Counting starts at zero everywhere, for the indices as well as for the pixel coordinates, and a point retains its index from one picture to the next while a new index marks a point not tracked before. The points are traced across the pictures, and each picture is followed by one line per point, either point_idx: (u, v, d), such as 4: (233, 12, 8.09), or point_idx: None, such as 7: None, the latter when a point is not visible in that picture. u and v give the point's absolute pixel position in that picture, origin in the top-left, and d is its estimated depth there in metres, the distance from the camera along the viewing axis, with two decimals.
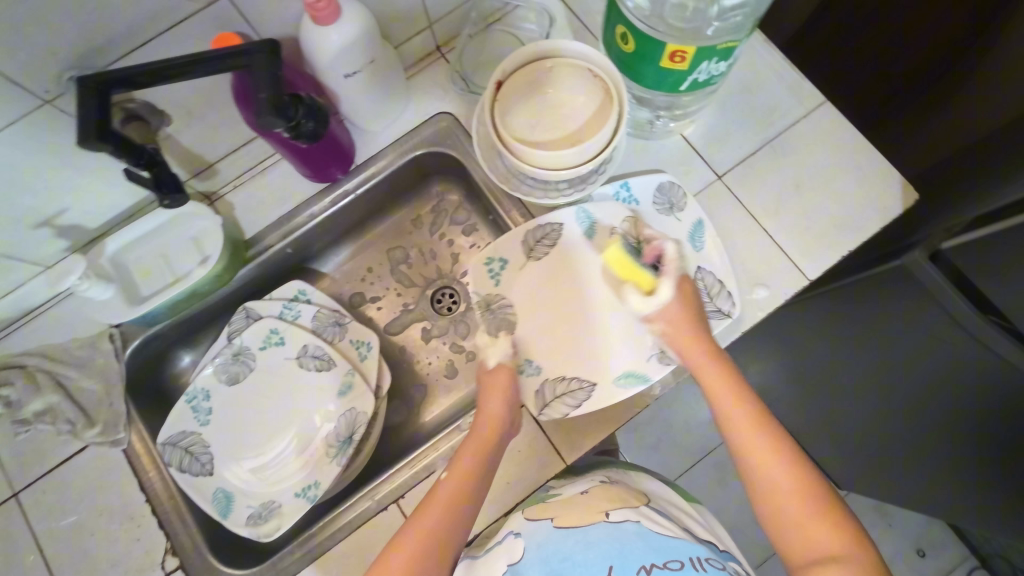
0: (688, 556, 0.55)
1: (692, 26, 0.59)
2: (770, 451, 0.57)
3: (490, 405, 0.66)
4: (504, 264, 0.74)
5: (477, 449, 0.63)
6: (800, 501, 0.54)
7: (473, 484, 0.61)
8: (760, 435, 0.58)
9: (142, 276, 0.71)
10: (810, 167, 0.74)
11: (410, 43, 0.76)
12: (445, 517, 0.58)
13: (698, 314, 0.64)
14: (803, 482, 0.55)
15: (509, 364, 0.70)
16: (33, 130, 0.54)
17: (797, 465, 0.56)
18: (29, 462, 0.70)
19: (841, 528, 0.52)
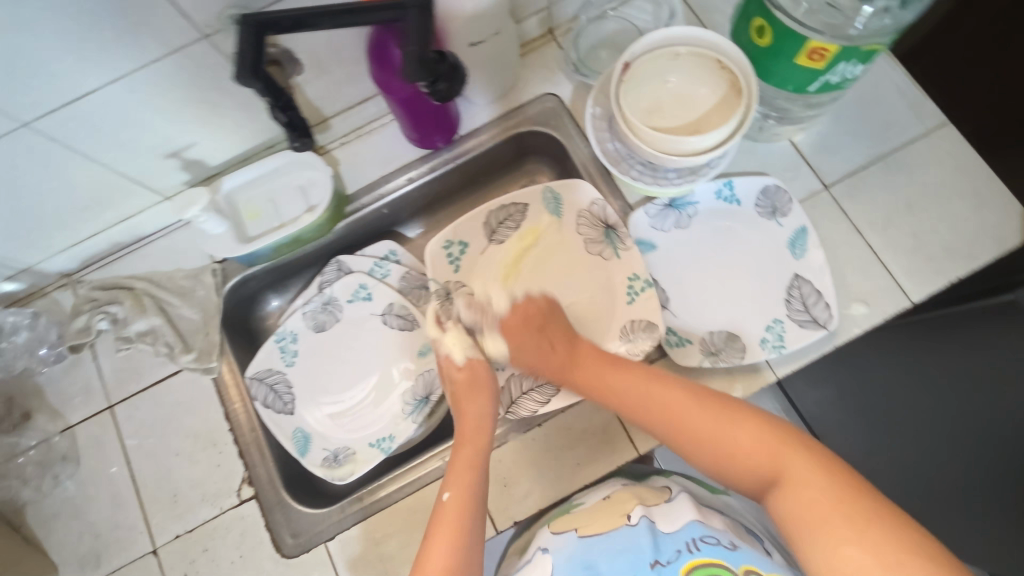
0: (684, 541, 0.57)
1: (834, 26, 0.58)
2: (677, 405, 0.59)
3: (468, 416, 0.66)
4: (464, 248, 0.77)
5: (469, 460, 0.62)
6: (731, 433, 0.55)
7: (474, 495, 0.59)
8: (660, 396, 0.60)
9: (250, 217, 0.74)
10: (924, 187, 0.71)
11: (528, 22, 0.76)
12: (459, 535, 0.56)
13: (542, 323, 0.70)
14: (722, 412, 0.57)
15: (481, 356, 0.69)
16: (186, 62, 0.58)
17: (709, 403, 0.58)
18: (127, 378, 0.74)
19: (777, 438, 0.53)
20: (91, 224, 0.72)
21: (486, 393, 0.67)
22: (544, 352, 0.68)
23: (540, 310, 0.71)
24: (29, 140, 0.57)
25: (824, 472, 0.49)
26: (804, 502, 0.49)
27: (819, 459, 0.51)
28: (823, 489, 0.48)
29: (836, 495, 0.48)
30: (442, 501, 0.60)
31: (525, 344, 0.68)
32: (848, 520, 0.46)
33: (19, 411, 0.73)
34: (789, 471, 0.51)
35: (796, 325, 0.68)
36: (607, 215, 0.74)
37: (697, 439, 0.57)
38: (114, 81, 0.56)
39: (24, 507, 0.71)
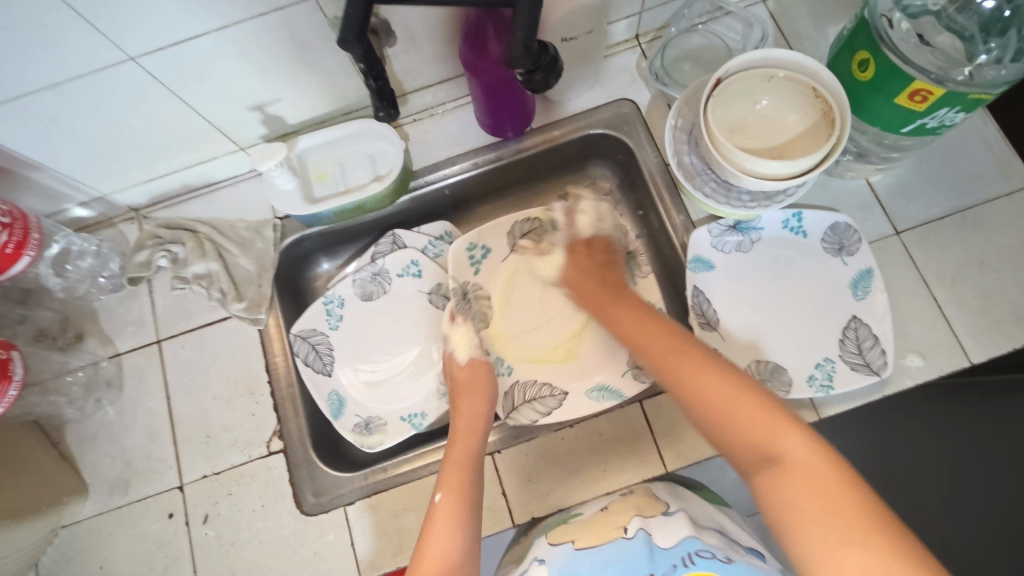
0: (680, 555, 0.54)
1: (943, 69, 0.57)
2: (690, 367, 0.57)
3: (462, 414, 0.68)
4: (485, 255, 0.79)
5: (460, 460, 0.63)
6: (732, 406, 0.53)
7: (468, 492, 0.60)
8: (676, 354, 0.60)
9: (318, 178, 0.75)
10: (1001, 247, 0.69)
11: (617, 25, 0.76)
12: (451, 538, 0.56)
13: (597, 271, 0.74)
14: (729, 380, 0.55)
15: (482, 357, 0.74)
16: (290, 19, 0.59)
17: (723, 367, 0.57)
18: (178, 316, 0.77)
19: (782, 419, 0.50)
20: (166, 163, 0.74)
21: (481, 395, 0.70)
22: (594, 292, 0.73)
23: (602, 253, 0.77)
24: (131, 74, 0.59)
25: (822, 465, 0.46)
26: (796, 488, 0.46)
27: (822, 451, 0.47)
28: (818, 482, 0.45)
29: (832, 491, 0.45)
30: (434, 502, 0.60)
31: (577, 271, 0.75)
32: (839, 520, 0.43)
33: (72, 331, 0.76)
34: (786, 454, 0.48)
35: (847, 367, 0.67)
36: (628, 242, 0.79)
37: (699, 401, 0.55)
38: (219, 28, 0.57)
39: (65, 425, 0.73)
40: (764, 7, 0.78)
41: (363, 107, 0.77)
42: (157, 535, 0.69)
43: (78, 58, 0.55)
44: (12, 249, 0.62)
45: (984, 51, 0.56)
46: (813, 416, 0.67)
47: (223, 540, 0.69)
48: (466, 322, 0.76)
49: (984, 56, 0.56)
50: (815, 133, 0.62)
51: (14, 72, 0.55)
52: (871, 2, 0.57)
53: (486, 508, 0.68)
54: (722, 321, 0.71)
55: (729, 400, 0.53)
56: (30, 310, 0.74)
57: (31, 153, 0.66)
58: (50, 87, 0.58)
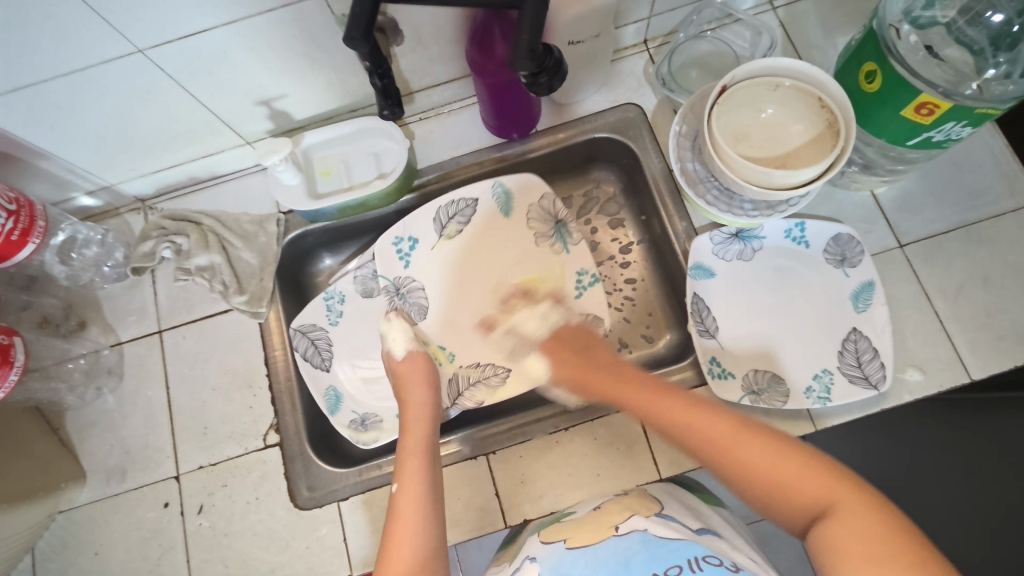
0: (685, 557, 0.52)
1: (951, 82, 0.57)
2: (718, 431, 0.54)
3: (409, 406, 0.68)
4: (413, 244, 0.79)
5: (415, 447, 0.63)
6: (776, 472, 0.49)
7: (425, 477, 0.60)
8: (698, 423, 0.56)
9: (322, 174, 0.75)
10: (1006, 264, 0.68)
11: (625, 30, 0.76)
12: (416, 527, 0.56)
13: (593, 355, 0.70)
14: (759, 440, 0.52)
15: (418, 348, 0.73)
16: (298, 15, 0.59)
17: (749, 429, 0.53)
18: (180, 307, 0.77)
19: (830, 481, 0.47)
20: (173, 156, 0.75)
21: (424, 382, 0.70)
22: (587, 382, 0.68)
23: (580, 339, 0.73)
24: (139, 66, 0.60)
25: (878, 516, 0.43)
26: (854, 554, 0.42)
27: (877, 507, 0.44)
28: (879, 545, 0.42)
29: (896, 554, 0.41)
30: (393, 495, 0.59)
31: (564, 362, 0.70)
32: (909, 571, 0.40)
33: (75, 319, 0.76)
34: (841, 516, 0.44)
35: (846, 379, 0.66)
36: (556, 209, 0.78)
37: (734, 469, 0.52)
38: (229, 23, 0.58)
39: (65, 411, 0.74)
40: (774, 15, 0.78)
41: (368, 105, 0.78)
42: (152, 524, 0.70)
43: (89, 49, 0.56)
44: (18, 236, 0.63)
45: (993, 66, 0.56)
46: (809, 426, 0.66)
47: (216, 531, 0.69)
48: (397, 319, 0.75)
49: (992, 71, 0.56)
50: (820, 142, 0.62)
51: (26, 61, 0.55)
52: (879, 14, 0.57)
53: (478, 508, 0.68)
54: (721, 329, 0.71)
55: (765, 462, 0.50)
56: (35, 297, 0.75)
57: (40, 141, 0.66)
58: (60, 76, 0.58)
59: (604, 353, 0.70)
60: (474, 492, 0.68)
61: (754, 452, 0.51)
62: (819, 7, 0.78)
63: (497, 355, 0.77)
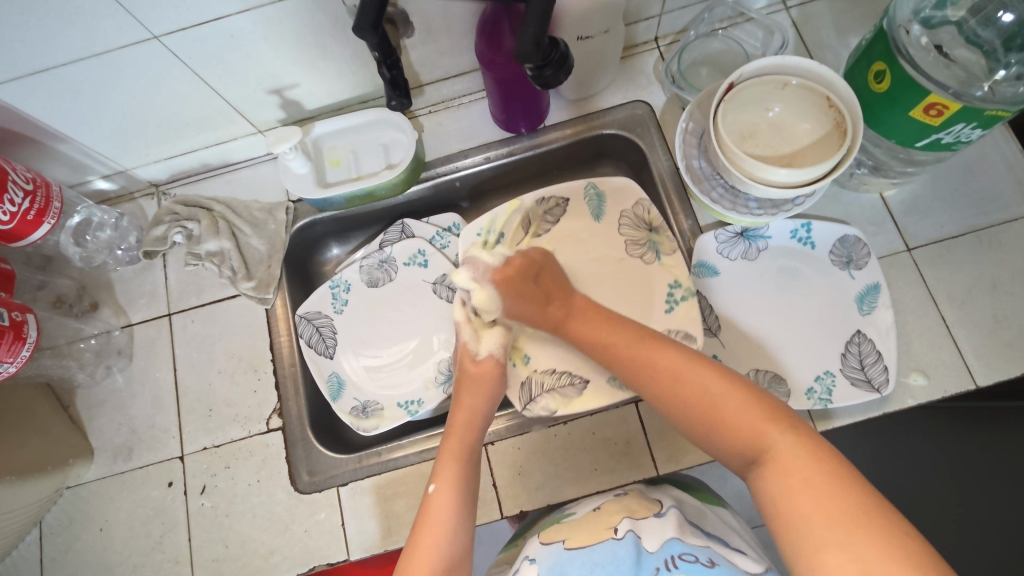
0: (663, 558, 0.52)
1: (961, 83, 0.56)
2: (667, 367, 0.57)
3: (462, 405, 0.67)
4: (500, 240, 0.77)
5: (455, 452, 0.62)
6: (708, 404, 0.53)
7: (463, 483, 0.60)
8: (650, 358, 0.59)
9: (332, 164, 0.77)
10: (1015, 270, 0.67)
11: (636, 27, 0.76)
12: (443, 529, 0.56)
13: (532, 282, 0.70)
14: (704, 375, 0.55)
15: (498, 355, 0.71)
16: (311, 6, 0.60)
17: (693, 363, 0.56)
18: (190, 292, 0.79)
19: (766, 414, 0.50)
20: (187, 142, 0.76)
21: (483, 391, 0.68)
22: (542, 311, 0.69)
23: (524, 266, 0.72)
24: (155, 52, 0.61)
25: (806, 459, 0.45)
26: (781, 485, 0.45)
27: (806, 444, 0.47)
28: (808, 477, 0.44)
29: (818, 483, 0.44)
30: (428, 493, 0.60)
31: (515, 301, 0.70)
32: (829, 518, 0.42)
33: (88, 300, 0.78)
34: (772, 451, 0.47)
35: (848, 381, 0.66)
36: (651, 216, 0.75)
37: (680, 399, 0.55)
38: (244, 11, 0.59)
39: (75, 389, 0.75)
40: (787, 14, 0.78)
41: (379, 96, 0.78)
42: (156, 502, 0.71)
43: (106, 33, 0.57)
44: (34, 216, 0.64)
45: (1003, 67, 0.56)
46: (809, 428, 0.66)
47: (218, 512, 0.70)
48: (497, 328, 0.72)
49: (1003, 72, 0.56)
50: (827, 142, 0.62)
51: (46, 45, 0.57)
52: (889, 13, 0.56)
53: None
54: (722, 327, 0.71)
55: (706, 399, 0.53)
56: (50, 277, 0.77)
57: (58, 124, 0.68)
58: (78, 61, 0.60)
59: (542, 275, 0.71)
60: None
61: (693, 386, 0.55)
62: (833, 7, 0.77)
63: (575, 363, 0.72)
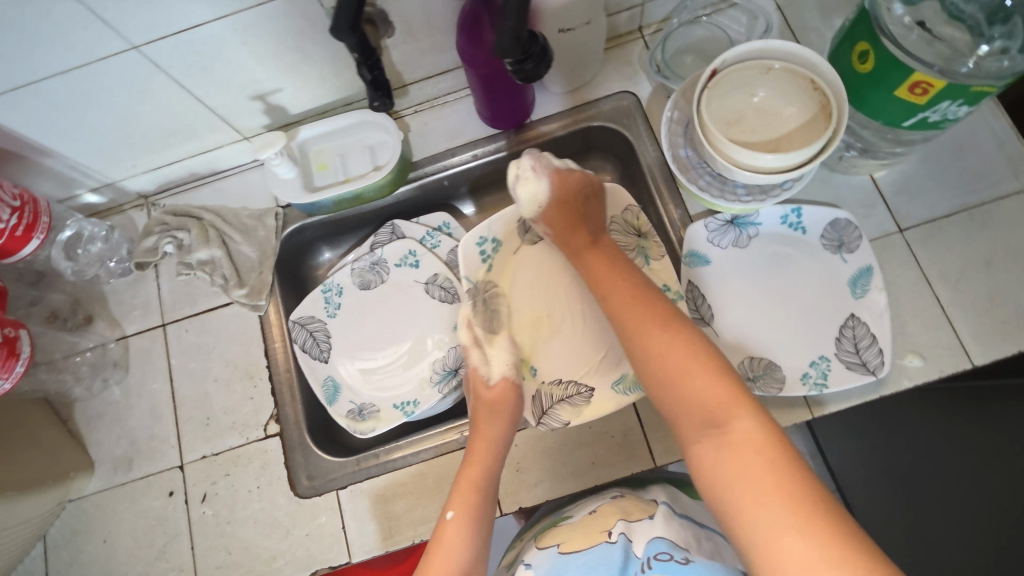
0: (643, 561, 0.53)
1: (945, 61, 0.56)
2: (649, 329, 0.57)
3: (478, 433, 0.66)
4: (496, 248, 0.75)
5: (474, 486, 0.62)
6: (680, 366, 0.53)
7: (478, 516, 0.61)
8: (640, 315, 0.59)
9: (319, 168, 0.76)
10: (1009, 247, 0.67)
11: (618, 17, 0.75)
12: (459, 553, 0.59)
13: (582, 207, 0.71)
14: (683, 344, 0.54)
15: (512, 378, 0.71)
16: (288, 9, 0.60)
17: (671, 326, 0.56)
18: (183, 301, 0.79)
19: (730, 390, 0.50)
20: (173, 152, 0.76)
21: (500, 418, 0.67)
22: (569, 233, 0.70)
23: (584, 200, 0.71)
24: (134, 63, 0.61)
25: (759, 440, 0.46)
26: (734, 463, 0.46)
27: (764, 428, 0.47)
28: (759, 458, 0.45)
29: (770, 464, 0.45)
30: (445, 519, 0.61)
31: (558, 216, 0.71)
32: (772, 495, 0.43)
33: (82, 314, 0.78)
34: (732, 429, 0.48)
35: (843, 365, 0.65)
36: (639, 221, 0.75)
37: (653, 359, 0.55)
38: (221, 17, 0.58)
39: (73, 403, 0.76)
40: None
41: (363, 98, 0.78)
42: (158, 511, 0.72)
43: (84, 46, 0.57)
44: (22, 232, 0.64)
45: (987, 42, 0.55)
46: (806, 414, 0.65)
47: (219, 519, 0.71)
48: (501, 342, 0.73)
49: (987, 47, 0.55)
50: (813, 125, 0.61)
51: (25, 60, 0.57)
52: None
53: None
54: (715, 316, 0.70)
55: (678, 362, 0.53)
56: (44, 292, 0.77)
57: (42, 139, 0.68)
58: (57, 74, 0.59)
59: (593, 184, 0.72)
60: None
61: (670, 348, 0.55)
62: None
63: (578, 373, 0.72)
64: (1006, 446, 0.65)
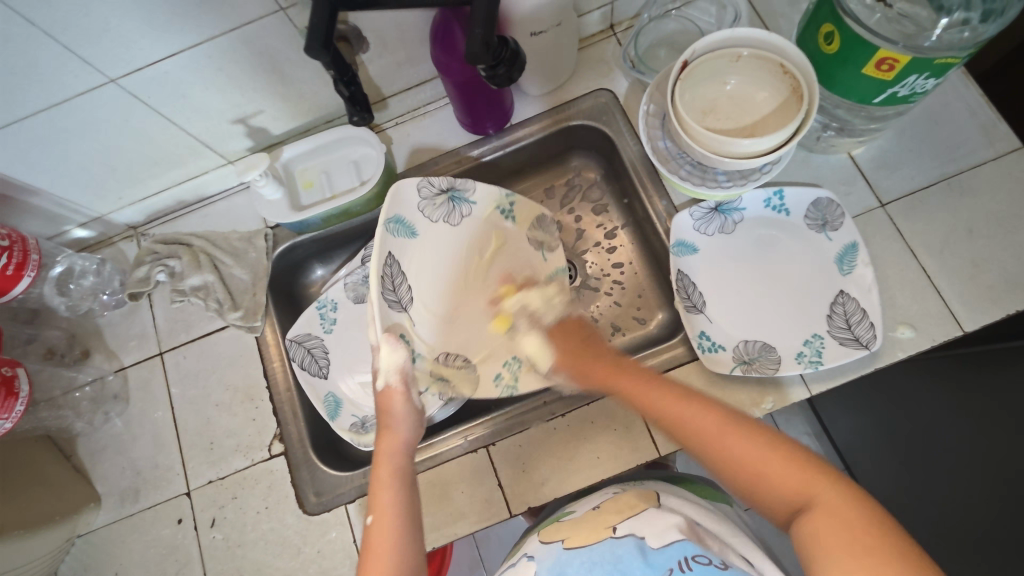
0: (675, 560, 0.51)
1: (907, 37, 0.57)
2: (708, 425, 0.53)
3: (386, 437, 0.62)
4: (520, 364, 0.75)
5: (387, 482, 0.59)
6: (757, 457, 0.49)
7: (399, 512, 0.57)
8: (692, 412, 0.55)
9: (304, 186, 0.77)
10: (989, 213, 0.68)
11: (590, 17, 0.77)
12: (387, 559, 0.54)
13: (586, 341, 0.70)
14: (750, 433, 0.51)
15: (400, 386, 0.63)
16: (263, 32, 0.60)
17: (732, 419, 0.53)
18: (178, 328, 0.79)
19: (812, 469, 0.47)
20: (159, 180, 0.77)
21: (395, 421, 0.63)
22: (586, 363, 0.66)
23: (582, 330, 0.72)
24: (113, 95, 0.61)
25: (856, 511, 0.43)
26: (832, 534, 0.43)
27: (858, 498, 0.44)
28: (858, 523, 0.43)
29: (867, 532, 0.42)
30: (367, 526, 0.57)
31: (568, 349, 0.69)
32: (869, 555, 0.41)
33: (79, 348, 0.78)
34: (818, 501, 0.45)
35: (836, 342, 0.66)
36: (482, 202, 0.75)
37: (723, 453, 0.51)
38: (195, 45, 0.59)
39: (76, 438, 0.76)
40: None
41: (343, 114, 0.79)
42: (168, 540, 0.72)
43: (61, 81, 0.58)
44: (13, 270, 0.65)
45: (947, 14, 0.56)
46: (805, 392, 0.66)
47: (230, 543, 0.71)
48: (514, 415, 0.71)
49: (946, 20, 0.56)
50: (787, 108, 0.62)
51: (5, 101, 0.57)
52: None
53: (482, 500, 0.68)
54: (708, 303, 0.71)
55: (750, 453, 0.50)
56: (39, 330, 0.77)
57: (28, 177, 0.68)
58: (38, 112, 0.60)
59: (583, 328, 0.72)
60: (477, 485, 0.69)
61: (741, 442, 0.51)
62: None
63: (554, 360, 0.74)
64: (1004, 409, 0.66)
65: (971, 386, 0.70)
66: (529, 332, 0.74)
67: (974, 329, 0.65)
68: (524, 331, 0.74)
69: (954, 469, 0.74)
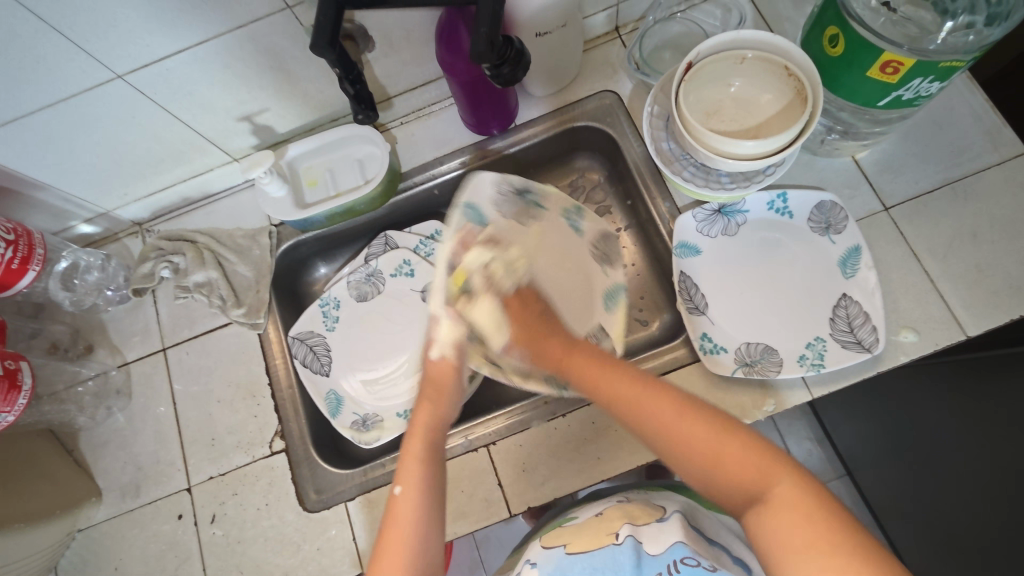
0: (665, 563, 0.52)
1: (912, 40, 0.57)
2: (660, 415, 0.52)
3: (423, 409, 0.62)
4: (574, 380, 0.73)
5: (422, 455, 0.57)
6: (709, 448, 0.49)
7: (431, 487, 0.55)
8: (646, 402, 0.53)
9: (309, 184, 0.77)
10: (993, 218, 0.67)
11: (595, 18, 0.77)
12: (414, 535, 0.52)
13: (542, 315, 0.65)
14: (704, 422, 0.50)
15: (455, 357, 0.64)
16: (269, 30, 0.61)
17: (683, 409, 0.52)
18: (181, 324, 0.79)
19: (767, 461, 0.47)
20: (164, 177, 0.78)
21: (438, 394, 0.63)
22: (544, 344, 0.63)
23: (530, 304, 0.66)
24: (120, 91, 0.62)
25: (813, 507, 0.43)
26: (789, 532, 0.43)
27: (816, 493, 0.44)
28: (816, 520, 0.43)
29: (825, 532, 0.42)
30: (394, 496, 0.55)
31: (525, 324, 0.64)
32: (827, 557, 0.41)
33: (83, 343, 0.79)
34: (774, 495, 0.45)
35: (838, 345, 0.66)
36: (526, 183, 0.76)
37: (676, 445, 0.51)
38: (202, 42, 0.59)
39: (78, 432, 0.76)
40: None
41: (349, 113, 0.79)
42: (168, 535, 0.72)
43: (68, 77, 0.58)
44: (18, 264, 0.65)
45: (952, 18, 0.56)
46: (807, 395, 0.66)
47: (230, 539, 0.71)
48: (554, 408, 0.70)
49: (951, 24, 0.56)
50: (790, 110, 0.62)
51: (12, 96, 0.58)
52: None
53: (483, 499, 0.68)
54: (710, 305, 0.71)
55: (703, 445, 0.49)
56: (43, 324, 0.77)
57: (34, 172, 0.69)
58: (45, 107, 0.60)
59: (530, 294, 0.67)
60: (477, 484, 0.69)
61: (692, 433, 0.50)
62: None
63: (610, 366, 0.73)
64: (1006, 422, 0.65)
65: (971, 393, 0.69)
66: (476, 311, 0.64)
67: (977, 332, 0.65)
68: (478, 292, 0.64)
69: (957, 475, 0.74)
